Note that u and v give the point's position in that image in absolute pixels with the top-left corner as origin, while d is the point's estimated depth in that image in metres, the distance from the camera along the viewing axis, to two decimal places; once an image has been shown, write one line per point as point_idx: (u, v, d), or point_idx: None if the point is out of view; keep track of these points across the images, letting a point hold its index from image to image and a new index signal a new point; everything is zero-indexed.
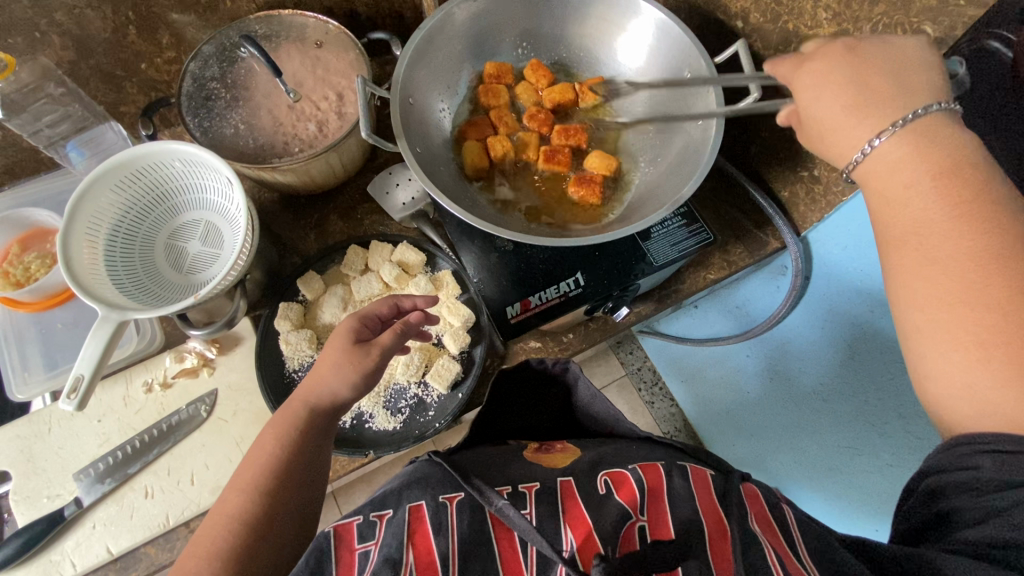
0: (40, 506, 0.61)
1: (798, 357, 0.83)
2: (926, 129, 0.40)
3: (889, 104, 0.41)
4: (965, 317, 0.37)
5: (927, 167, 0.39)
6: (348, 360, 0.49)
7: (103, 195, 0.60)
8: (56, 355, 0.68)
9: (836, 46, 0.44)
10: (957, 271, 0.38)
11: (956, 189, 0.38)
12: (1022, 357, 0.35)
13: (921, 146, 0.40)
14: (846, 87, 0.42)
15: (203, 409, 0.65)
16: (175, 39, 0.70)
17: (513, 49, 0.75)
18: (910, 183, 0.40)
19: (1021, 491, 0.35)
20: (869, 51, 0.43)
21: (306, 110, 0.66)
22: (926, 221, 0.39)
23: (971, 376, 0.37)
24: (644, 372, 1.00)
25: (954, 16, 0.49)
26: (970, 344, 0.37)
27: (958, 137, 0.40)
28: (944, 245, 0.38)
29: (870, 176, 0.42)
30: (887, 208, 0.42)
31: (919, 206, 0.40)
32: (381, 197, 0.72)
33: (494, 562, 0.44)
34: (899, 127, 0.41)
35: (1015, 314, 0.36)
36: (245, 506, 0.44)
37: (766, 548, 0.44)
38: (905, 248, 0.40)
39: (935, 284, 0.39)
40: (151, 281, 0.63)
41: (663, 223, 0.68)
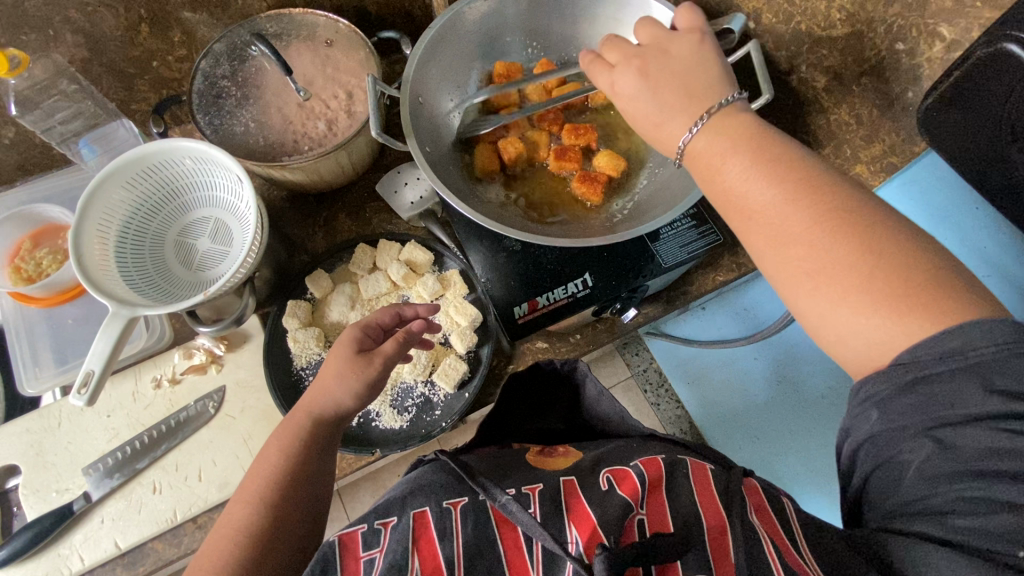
0: (49, 500, 0.62)
1: (806, 362, 0.87)
2: (726, 114, 0.43)
3: (691, 102, 0.44)
4: (810, 264, 0.38)
5: (729, 142, 0.42)
6: (350, 371, 0.49)
7: (114, 192, 0.60)
8: (66, 350, 0.68)
9: (631, 62, 0.46)
10: (791, 224, 0.39)
11: (759, 153, 0.41)
12: (867, 285, 0.36)
13: (722, 127, 0.43)
14: (653, 95, 0.45)
15: (211, 405, 0.65)
16: (187, 37, 0.71)
17: (523, 49, 0.75)
18: (729, 165, 0.42)
19: (915, 445, 0.37)
20: (655, 66, 0.46)
21: (316, 109, 0.66)
22: (758, 194, 0.41)
23: (840, 317, 0.38)
24: (651, 372, 0.92)
25: (970, 18, 0.54)
26: (826, 287, 0.38)
27: (740, 119, 0.43)
28: (770, 205, 0.40)
29: (694, 160, 0.44)
30: (714, 190, 0.43)
31: (733, 175, 0.41)
32: (391, 196, 0.73)
33: (499, 561, 0.44)
34: (703, 119, 0.43)
35: (848, 247, 0.37)
36: (250, 520, 0.44)
37: (763, 541, 0.44)
38: (741, 219, 0.42)
39: (798, 249, 0.39)
40: (160, 278, 0.63)
41: (673, 225, 0.67)
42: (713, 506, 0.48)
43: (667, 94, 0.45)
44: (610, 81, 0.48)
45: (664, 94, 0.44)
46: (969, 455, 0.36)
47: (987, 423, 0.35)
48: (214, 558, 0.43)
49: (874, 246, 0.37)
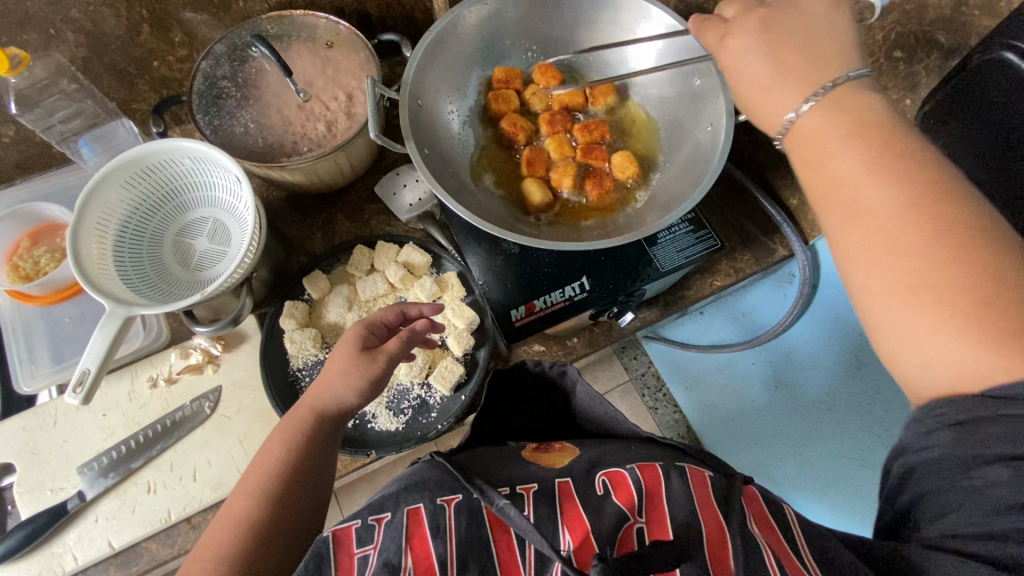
0: (43, 499, 0.62)
1: (805, 367, 0.85)
2: (842, 94, 0.41)
3: (808, 73, 0.42)
4: (901, 272, 0.37)
5: (842, 127, 0.40)
6: (353, 366, 0.49)
7: (113, 191, 0.61)
8: (63, 349, 0.68)
9: (752, 16, 0.44)
10: (890, 224, 0.37)
11: (871, 146, 0.39)
12: (959, 306, 0.35)
13: (838, 110, 0.40)
14: (768, 58, 0.43)
15: (207, 405, 0.65)
16: (188, 38, 0.71)
17: (523, 53, 0.75)
18: (839, 151, 0.40)
19: (987, 471, 0.36)
20: (779, 22, 0.43)
21: (316, 110, 0.66)
22: (862, 188, 0.39)
23: (912, 329, 0.37)
24: (649, 376, 0.96)
25: (969, 27, 0.55)
26: (907, 296, 0.37)
27: (868, 103, 0.40)
28: (876, 199, 0.38)
29: (797, 142, 0.42)
30: (815, 176, 0.41)
31: (842, 164, 0.40)
32: (389, 198, 0.73)
33: (492, 563, 0.44)
34: (816, 96, 0.41)
35: (949, 261, 0.36)
36: (248, 512, 0.45)
37: (765, 552, 0.43)
38: (835, 210, 0.40)
39: (880, 250, 0.38)
40: (158, 277, 0.63)
41: (670, 229, 0.68)
42: (712, 515, 0.47)
43: (787, 58, 0.42)
44: (722, 36, 0.45)
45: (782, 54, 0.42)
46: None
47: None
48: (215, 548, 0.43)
49: (979, 266, 0.35)
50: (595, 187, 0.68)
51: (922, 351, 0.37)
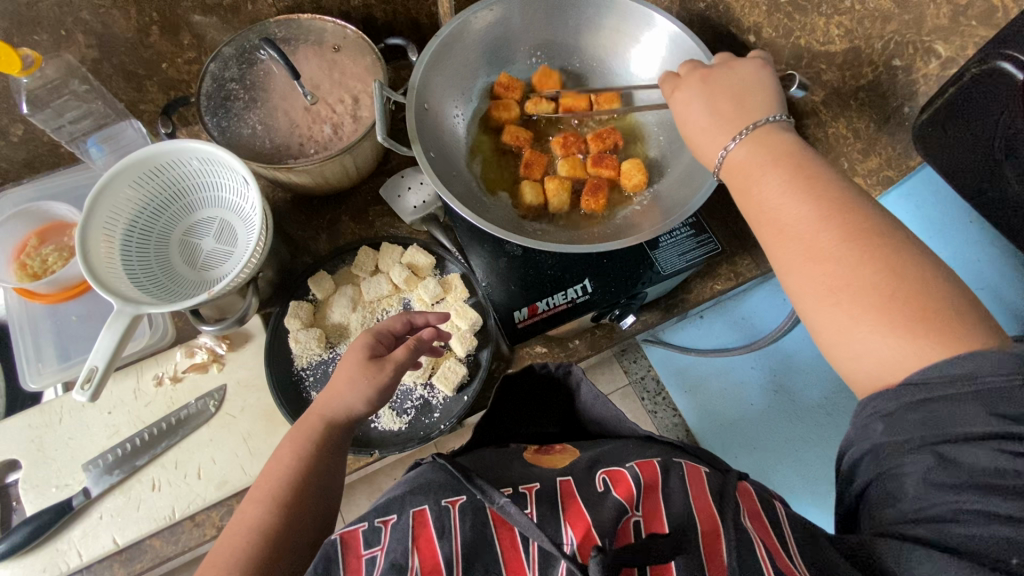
0: (49, 495, 0.62)
1: (803, 372, 0.87)
2: (763, 132, 0.47)
3: (737, 116, 0.49)
4: (825, 276, 0.40)
5: (767, 160, 0.46)
6: (362, 375, 0.50)
7: (121, 191, 0.61)
8: (69, 347, 0.69)
9: (695, 74, 0.54)
10: (810, 234, 0.41)
11: (792, 170, 0.44)
12: (875, 301, 0.38)
13: (761, 143, 0.47)
14: (705, 106, 0.51)
15: (212, 404, 0.66)
16: (196, 40, 0.72)
17: (527, 58, 0.76)
18: (763, 175, 0.45)
19: (918, 458, 0.38)
20: (719, 77, 0.52)
21: (323, 113, 0.67)
22: (782, 205, 0.43)
23: (845, 328, 0.40)
24: (648, 381, 0.96)
25: (965, 36, 0.51)
26: (834, 297, 0.40)
27: (789, 140, 0.47)
28: (796, 215, 0.43)
29: (730, 172, 0.48)
30: (745, 199, 0.46)
31: (766, 187, 0.45)
32: (393, 200, 0.74)
33: (496, 562, 0.44)
34: (741, 134, 0.48)
35: (861, 262, 0.39)
36: (261, 518, 0.45)
37: (755, 545, 0.45)
38: (767, 229, 0.44)
39: (804, 257, 0.42)
40: (165, 276, 0.64)
41: (672, 233, 0.68)
42: (706, 509, 0.48)
43: (720, 105, 0.51)
44: (672, 89, 0.55)
45: (717, 101, 0.51)
46: (971, 469, 0.36)
47: (990, 441, 0.36)
48: (227, 556, 0.44)
49: (885, 265, 0.39)
50: (590, 195, 0.69)
51: (853, 349, 0.40)
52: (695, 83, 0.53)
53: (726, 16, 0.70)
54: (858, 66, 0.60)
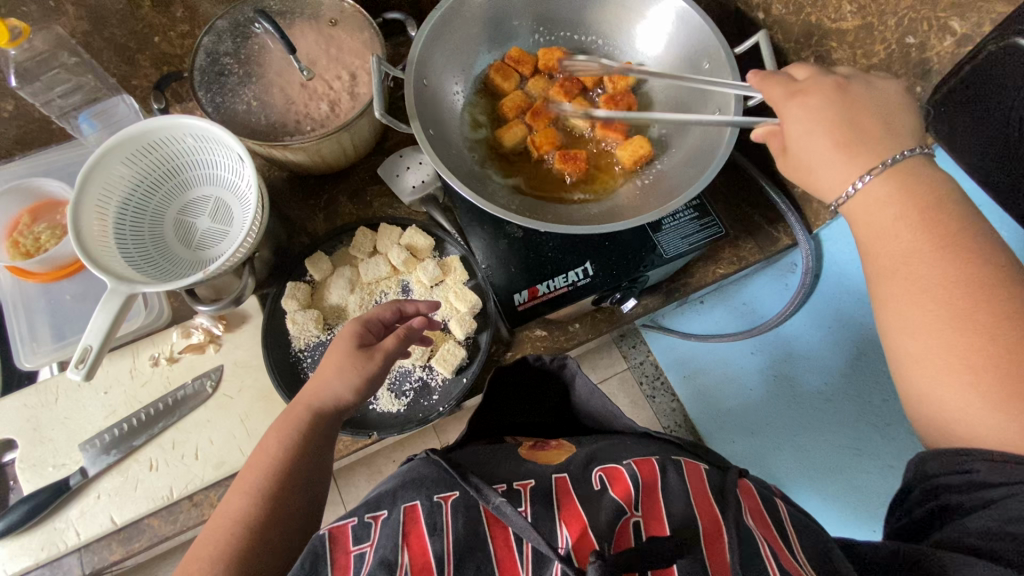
0: (46, 475, 0.62)
1: (803, 359, 0.85)
2: (907, 171, 0.44)
3: (877, 144, 0.45)
4: (957, 342, 0.40)
5: (905, 206, 0.43)
6: (349, 364, 0.50)
7: (114, 167, 0.60)
8: (64, 326, 0.68)
9: (826, 82, 0.47)
10: (947, 293, 0.41)
11: (934, 223, 0.42)
12: (1000, 381, 0.38)
13: (905, 185, 0.43)
14: (838, 123, 0.45)
15: (209, 384, 0.65)
16: (189, 13, 0.70)
17: (530, 34, 0.74)
18: (894, 218, 0.43)
19: (1011, 490, 0.38)
20: (856, 93, 0.46)
21: (319, 89, 0.65)
22: (913, 262, 0.42)
23: (964, 401, 0.40)
24: (647, 366, 1.01)
25: (983, 12, 0.49)
26: (963, 369, 0.39)
27: (934, 179, 0.43)
28: (929, 266, 0.41)
29: (859, 210, 0.45)
30: (875, 241, 0.45)
31: (901, 234, 0.43)
32: (392, 179, 0.72)
33: (489, 562, 0.44)
34: (881, 169, 0.44)
35: (999, 336, 0.39)
36: (245, 510, 0.45)
37: (760, 545, 0.45)
38: (894, 277, 0.43)
39: (929, 318, 0.41)
40: (161, 256, 0.63)
41: (674, 215, 0.67)
42: (712, 518, 0.47)
43: (856, 125, 0.45)
44: (792, 95, 0.47)
45: (855, 119, 0.45)
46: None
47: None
48: (215, 549, 0.43)
49: (1014, 344, 0.38)
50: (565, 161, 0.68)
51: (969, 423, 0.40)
52: (830, 91, 0.46)
53: None
54: (871, 44, 0.57)
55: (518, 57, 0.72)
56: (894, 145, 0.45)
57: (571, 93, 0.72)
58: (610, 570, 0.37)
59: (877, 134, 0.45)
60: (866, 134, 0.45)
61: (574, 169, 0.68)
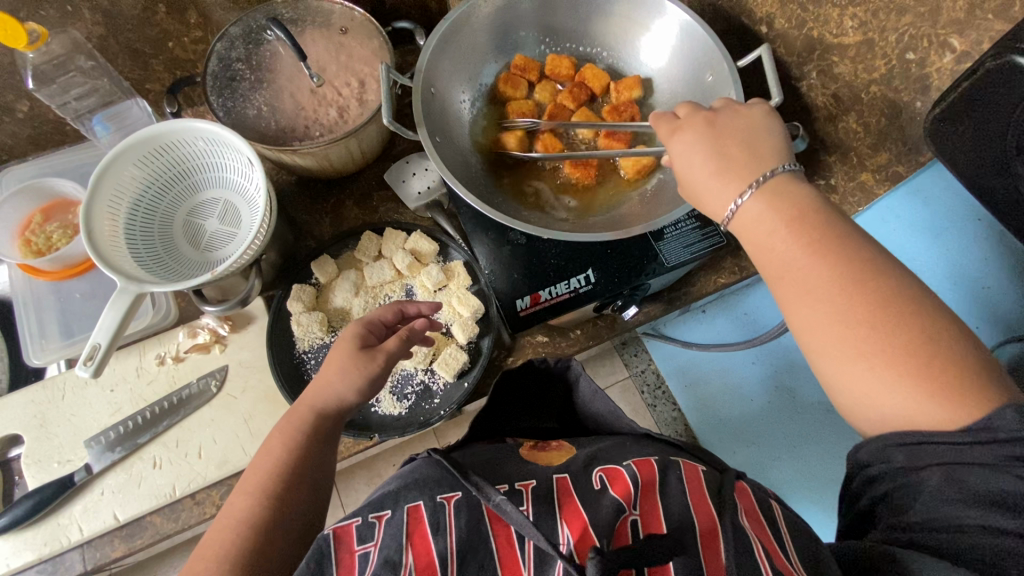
0: (50, 471, 0.63)
1: (803, 370, 0.87)
2: (776, 186, 0.45)
3: (744, 165, 0.46)
4: (851, 335, 0.41)
5: (784, 218, 0.44)
6: (354, 365, 0.50)
7: (126, 169, 0.61)
8: (72, 324, 0.69)
9: (699, 115, 0.49)
10: (838, 296, 0.41)
11: (810, 232, 0.43)
12: (899, 366, 0.39)
13: (775, 200, 0.44)
14: (711, 153, 0.47)
15: (213, 383, 0.66)
16: (202, 19, 0.71)
17: (536, 45, 0.76)
18: (772, 234, 0.44)
19: (926, 474, 0.39)
20: (726, 120, 0.48)
21: (328, 95, 0.66)
22: (798, 270, 0.43)
23: (871, 389, 0.40)
24: (649, 374, 0.97)
25: (982, 30, 0.51)
26: (860, 360, 0.40)
27: (803, 192, 0.44)
28: (816, 269, 0.42)
29: (743, 228, 0.46)
30: (761, 256, 0.45)
31: (780, 247, 0.43)
32: (397, 185, 0.73)
33: (492, 561, 0.44)
34: (753, 187, 0.45)
35: (887, 324, 0.40)
36: (254, 512, 0.45)
37: (754, 545, 0.45)
38: (785, 285, 0.44)
39: (821, 318, 0.42)
40: (169, 257, 0.64)
41: (676, 224, 0.68)
42: (709, 519, 0.47)
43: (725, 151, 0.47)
44: (672, 130, 0.50)
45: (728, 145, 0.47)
46: (976, 488, 0.38)
47: (996, 468, 0.37)
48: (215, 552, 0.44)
49: (906, 332, 0.39)
50: (578, 167, 0.69)
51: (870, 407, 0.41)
52: (700, 123, 0.48)
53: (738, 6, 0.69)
54: (871, 59, 0.59)
55: (524, 65, 0.73)
56: (764, 161, 0.46)
57: (579, 100, 0.74)
58: (608, 567, 0.38)
59: (747, 154, 0.46)
60: (734, 155, 0.46)
61: (583, 176, 0.69)
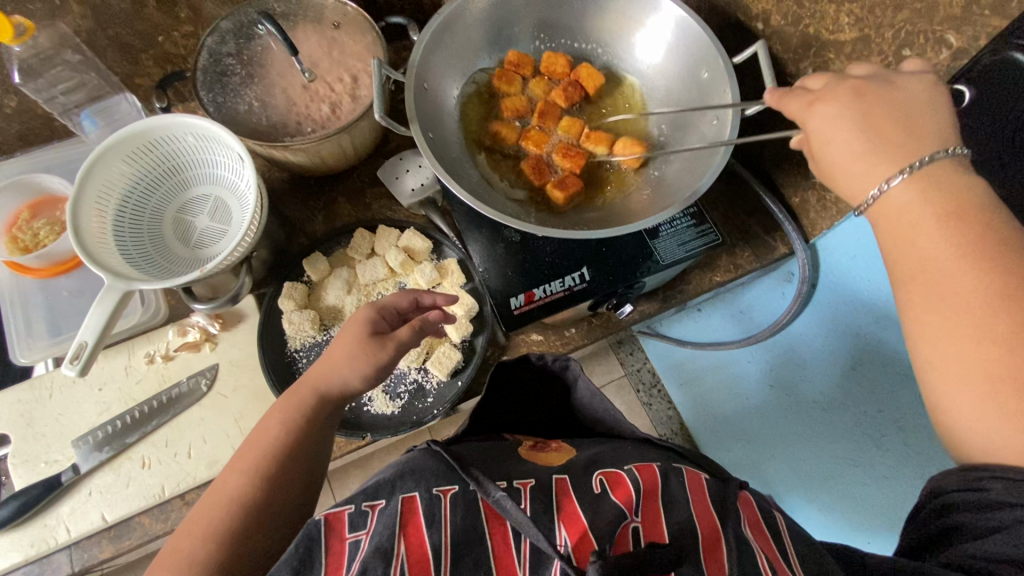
0: (37, 471, 0.62)
1: (803, 368, 0.82)
2: (934, 172, 0.40)
3: (895, 146, 0.42)
4: (970, 354, 0.37)
5: (938, 211, 0.39)
6: (362, 351, 0.49)
7: (114, 165, 0.60)
8: (60, 322, 0.68)
9: (842, 86, 0.44)
10: (975, 307, 0.37)
11: (961, 229, 0.38)
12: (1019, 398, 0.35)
13: (932, 192, 0.40)
14: (859, 127, 0.42)
15: (203, 382, 0.65)
16: (193, 14, 0.70)
17: (531, 41, 0.75)
18: (924, 227, 0.40)
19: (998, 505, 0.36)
20: (876, 90, 0.43)
21: (320, 91, 0.66)
22: (939, 270, 0.39)
23: (975, 413, 0.37)
24: (643, 372, 1.04)
25: (978, 25, 0.48)
26: (981, 383, 0.36)
27: (966, 183, 0.40)
28: (949, 267, 0.38)
29: (882, 216, 0.42)
30: (895, 249, 0.42)
31: (930, 244, 0.39)
32: (391, 182, 0.73)
33: (486, 556, 0.44)
34: (906, 172, 0.40)
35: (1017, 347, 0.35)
36: (251, 481, 0.45)
37: (757, 556, 0.46)
38: (916, 285, 0.40)
39: (950, 329, 0.38)
40: (158, 254, 0.63)
41: (672, 222, 0.68)
42: (710, 525, 0.47)
43: (872, 129, 0.42)
44: (809, 101, 0.45)
45: (875, 125, 0.42)
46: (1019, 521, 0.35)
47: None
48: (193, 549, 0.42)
49: None
50: (531, 166, 0.69)
51: (985, 429, 0.37)
52: (846, 94, 0.44)
53: (735, 4, 0.68)
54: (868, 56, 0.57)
55: (519, 62, 0.72)
56: (921, 146, 0.41)
57: (572, 98, 0.72)
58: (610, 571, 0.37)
59: (899, 135, 0.42)
60: (886, 134, 0.42)
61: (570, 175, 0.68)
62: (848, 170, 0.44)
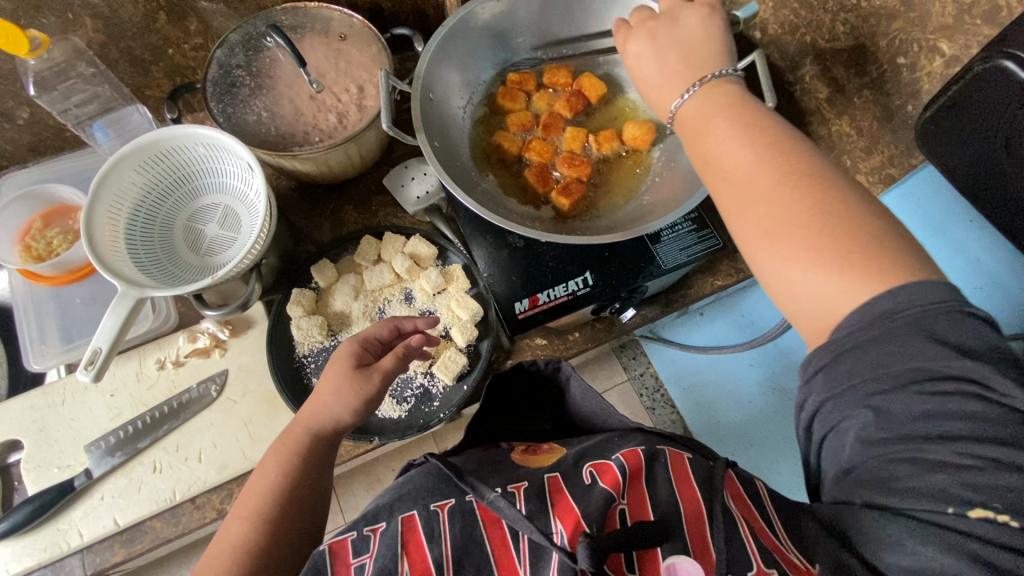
0: (50, 476, 0.63)
1: (800, 370, 0.88)
2: (719, 85, 0.48)
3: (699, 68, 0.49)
4: (774, 218, 0.40)
5: (724, 107, 0.46)
6: (349, 389, 0.50)
7: (127, 174, 0.62)
8: (72, 329, 0.70)
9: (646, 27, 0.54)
10: (781, 179, 0.41)
11: (751, 121, 0.44)
12: (832, 247, 0.38)
13: (717, 96, 0.47)
14: (657, 54, 0.52)
15: (213, 388, 0.66)
16: (203, 27, 0.72)
17: (534, 52, 0.76)
18: (713, 122, 0.45)
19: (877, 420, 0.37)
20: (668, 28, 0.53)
21: (328, 101, 0.67)
22: (725, 155, 0.44)
23: (799, 273, 0.39)
24: (647, 377, 0.98)
25: (969, 35, 0.54)
26: (805, 242, 0.38)
27: (736, 94, 0.47)
28: (753, 155, 0.43)
29: (684, 124, 0.48)
30: (696, 150, 0.47)
31: (717, 134, 0.45)
32: (397, 190, 0.74)
33: (488, 563, 0.45)
34: (696, 85, 0.48)
35: (830, 209, 0.39)
36: (247, 536, 0.46)
37: (741, 527, 0.46)
38: (714, 178, 0.45)
39: (767, 205, 0.41)
40: (168, 260, 0.64)
41: (673, 228, 0.69)
42: (696, 505, 0.48)
43: (669, 62, 0.51)
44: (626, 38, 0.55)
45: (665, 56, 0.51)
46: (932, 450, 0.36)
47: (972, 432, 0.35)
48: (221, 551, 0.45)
49: (846, 217, 0.38)
50: (535, 175, 0.70)
51: (809, 289, 0.38)
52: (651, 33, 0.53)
53: None
54: None
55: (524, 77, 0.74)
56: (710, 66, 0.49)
57: (576, 108, 0.74)
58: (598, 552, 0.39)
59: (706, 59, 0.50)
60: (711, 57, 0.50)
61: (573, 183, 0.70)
62: (643, 86, 0.54)
